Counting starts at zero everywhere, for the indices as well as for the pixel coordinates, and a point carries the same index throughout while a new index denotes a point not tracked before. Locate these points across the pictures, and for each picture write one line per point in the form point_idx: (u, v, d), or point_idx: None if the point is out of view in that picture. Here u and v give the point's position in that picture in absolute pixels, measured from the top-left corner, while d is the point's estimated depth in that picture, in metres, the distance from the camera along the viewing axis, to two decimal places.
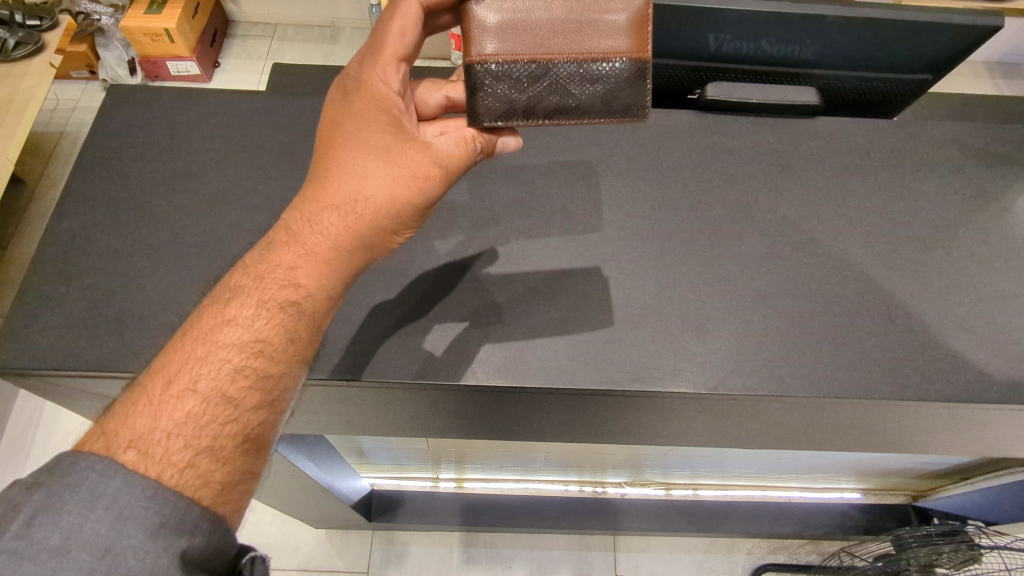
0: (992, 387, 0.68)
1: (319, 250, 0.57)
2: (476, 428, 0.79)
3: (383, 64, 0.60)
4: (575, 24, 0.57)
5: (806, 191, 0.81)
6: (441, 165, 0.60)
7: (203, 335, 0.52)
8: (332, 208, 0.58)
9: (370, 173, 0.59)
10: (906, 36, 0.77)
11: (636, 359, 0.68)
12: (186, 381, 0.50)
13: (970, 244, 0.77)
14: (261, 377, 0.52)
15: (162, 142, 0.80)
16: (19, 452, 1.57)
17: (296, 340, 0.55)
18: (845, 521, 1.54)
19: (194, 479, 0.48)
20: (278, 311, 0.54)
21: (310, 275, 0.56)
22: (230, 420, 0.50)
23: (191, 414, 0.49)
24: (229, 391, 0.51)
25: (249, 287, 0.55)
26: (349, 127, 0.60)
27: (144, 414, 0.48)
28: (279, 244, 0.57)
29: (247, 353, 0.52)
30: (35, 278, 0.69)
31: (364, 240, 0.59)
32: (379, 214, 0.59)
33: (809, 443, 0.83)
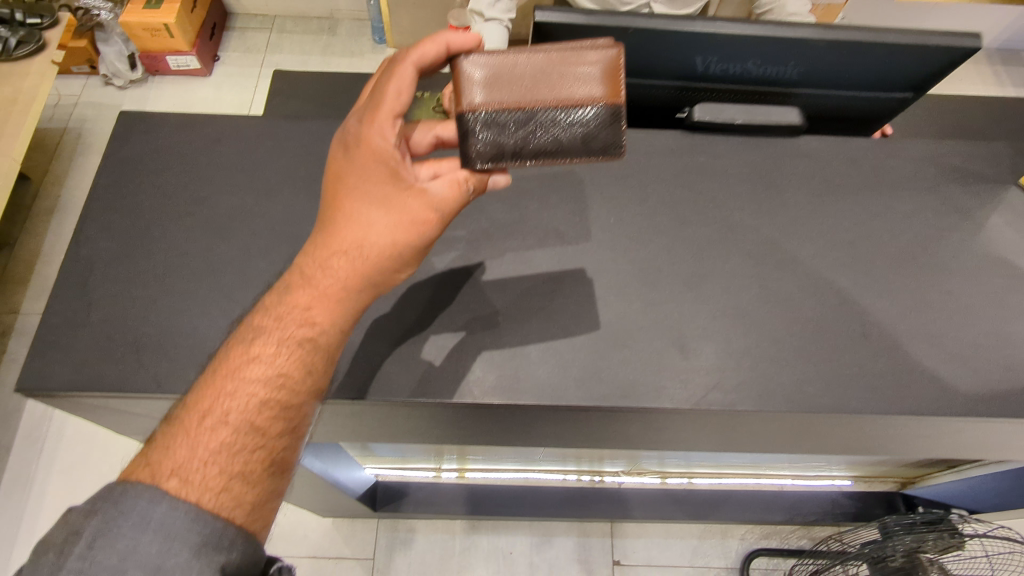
0: (958, 400, 0.73)
1: (332, 291, 0.62)
2: (476, 436, 0.84)
3: (380, 121, 0.64)
4: (556, 73, 0.63)
5: (784, 212, 0.86)
6: (442, 210, 0.65)
7: (231, 372, 0.58)
8: (341, 253, 0.64)
9: (376, 223, 0.64)
10: (888, 57, 0.79)
11: (624, 375, 0.73)
12: (218, 414, 0.56)
13: (934, 264, 0.83)
14: (284, 407, 0.58)
15: (175, 171, 0.86)
16: (36, 443, 1.68)
17: (314, 372, 0.60)
18: (835, 508, 1.59)
19: (228, 501, 0.54)
20: (297, 348, 0.60)
21: (323, 314, 0.62)
22: (259, 447, 0.57)
23: (224, 443, 0.55)
24: (256, 422, 0.57)
25: (270, 327, 0.61)
26: (355, 176, 0.65)
27: (183, 445, 0.55)
28: (295, 286, 0.63)
29: (271, 386, 0.58)
30: (64, 304, 0.75)
31: (372, 280, 0.64)
32: (385, 256, 0.64)
33: (790, 447, 0.87)
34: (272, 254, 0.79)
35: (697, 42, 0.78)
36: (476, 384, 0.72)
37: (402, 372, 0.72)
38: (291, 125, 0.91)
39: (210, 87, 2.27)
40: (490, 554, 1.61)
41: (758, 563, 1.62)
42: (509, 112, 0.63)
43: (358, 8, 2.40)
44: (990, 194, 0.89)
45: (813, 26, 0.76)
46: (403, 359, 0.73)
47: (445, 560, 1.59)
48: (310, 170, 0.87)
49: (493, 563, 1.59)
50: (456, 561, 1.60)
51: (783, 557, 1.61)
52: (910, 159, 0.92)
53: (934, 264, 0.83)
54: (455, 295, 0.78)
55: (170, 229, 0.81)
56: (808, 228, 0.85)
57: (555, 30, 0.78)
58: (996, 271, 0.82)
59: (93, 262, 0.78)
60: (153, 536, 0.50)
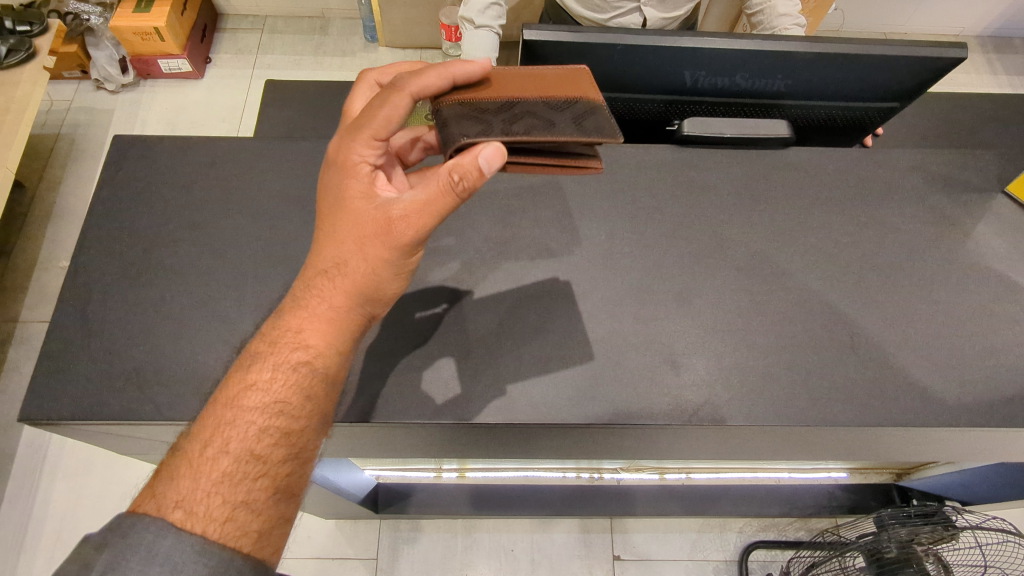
0: (941, 411, 0.75)
1: (320, 314, 0.66)
2: (472, 450, 0.86)
3: (360, 141, 0.66)
4: (533, 79, 0.66)
5: (772, 227, 0.88)
6: (412, 218, 0.65)
7: (230, 402, 0.61)
8: (322, 274, 0.67)
9: (352, 245, 0.67)
10: (876, 69, 0.79)
11: (617, 393, 0.75)
12: (219, 444, 0.58)
13: (920, 277, 0.84)
14: (284, 434, 0.60)
15: (171, 196, 0.86)
16: (38, 451, 1.69)
17: (312, 397, 0.63)
18: (831, 501, 1.60)
19: (233, 530, 0.55)
20: (292, 372, 0.63)
21: (315, 337, 0.65)
22: (261, 475, 0.58)
23: (226, 473, 0.57)
24: (257, 449, 0.59)
25: (265, 353, 0.64)
26: (338, 203, 0.68)
27: (185, 476, 0.56)
28: (287, 312, 0.66)
29: (269, 414, 0.61)
30: (64, 331, 0.76)
31: (361, 302, 0.67)
32: (372, 280, 0.67)
33: (780, 453, 0.89)
34: (268, 276, 0.80)
35: (685, 57, 0.78)
36: (472, 405, 0.73)
37: (400, 395, 0.74)
38: (285, 145, 0.92)
39: (202, 90, 2.26)
40: (491, 551, 1.63)
41: (756, 555, 1.65)
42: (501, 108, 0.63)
43: (349, 7, 2.39)
44: (973, 203, 0.91)
45: (800, 40, 0.76)
46: (399, 382, 0.74)
47: (447, 558, 1.62)
48: (304, 191, 0.88)
49: (495, 561, 1.62)
50: (459, 559, 1.62)
51: (781, 549, 1.63)
52: (895, 170, 0.93)
53: (918, 276, 0.84)
54: (449, 315, 0.79)
55: (168, 253, 0.82)
56: (795, 242, 0.87)
57: (543, 48, 0.78)
58: (978, 282, 0.84)
59: (93, 288, 0.79)
60: (160, 570, 0.50)
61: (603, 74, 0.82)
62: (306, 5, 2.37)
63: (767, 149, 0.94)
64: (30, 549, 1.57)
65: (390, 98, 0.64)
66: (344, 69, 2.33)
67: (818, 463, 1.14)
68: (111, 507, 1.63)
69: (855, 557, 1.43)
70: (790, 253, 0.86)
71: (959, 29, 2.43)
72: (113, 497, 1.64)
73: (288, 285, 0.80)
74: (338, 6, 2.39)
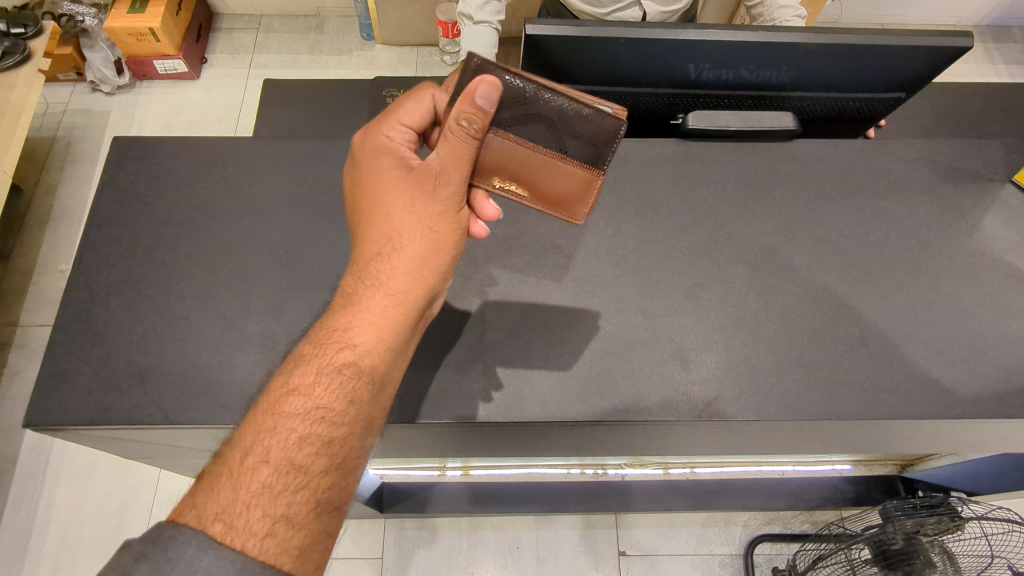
0: (952, 402, 0.74)
1: (367, 311, 0.66)
2: (481, 448, 0.86)
3: (388, 123, 0.73)
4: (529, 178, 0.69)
5: (778, 221, 0.87)
6: (447, 170, 0.66)
7: (271, 408, 0.60)
8: (368, 266, 0.68)
9: (399, 213, 0.69)
10: (882, 59, 0.78)
11: (628, 389, 0.74)
12: (259, 453, 0.57)
13: (928, 269, 0.84)
14: (326, 443, 0.59)
15: (173, 197, 0.86)
16: (41, 456, 1.68)
17: (356, 402, 0.62)
18: (836, 494, 1.59)
19: (274, 546, 0.53)
20: (336, 374, 0.62)
21: (361, 335, 0.65)
22: (301, 487, 0.57)
23: (266, 485, 0.56)
24: (297, 459, 0.58)
25: (309, 356, 0.63)
26: (381, 196, 0.70)
27: (225, 486, 0.55)
28: (333, 312, 0.66)
29: (311, 422, 0.60)
30: (68, 335, 0.75)
31: (407, 299, 0.67)
32: (414, 272, 0.68)
33: (789, 446, 0.89)
34: (273, 277, 0.80)
35: (690, 50, 0.77)
36: (482, 403, 0.73)
37: (410, 394, 0.73)
38: (286, 145, 0.91)
39: (199, 90, 2.25)
40: (497, 549, 1.63)
41: (761, 548, 1.64)
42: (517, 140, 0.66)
43: (345, 5, 2.37)
44: (981, 192, 0.90)
45: (806, 30, 0.75)
46: (408, 381, 0.74)
47: (453, 557, 1.61)
48: (307, 191, 0.87)
49: (500, 559, 1.61)
50: (464, 557, 1.62)
51: (786, 542, 1.63)
52: (902, 160, 0.93)
53: (927, 266, 0.84)
54: (455, 313, 0.79)
55: (171, 256, 0.81)
56: (803, 235, 0.86)
57: (546, 42, 0.77)
58: (987, 272, 0.84)
59: (97, 292, 0.78)
60: None
61: (607, 68, 0.81)
62: (302, 4, 2.36)
63: (772, 141, 0.93)
64: (35, 553, 1.57)
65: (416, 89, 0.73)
66: (341, 67, 2.32)
67: (824, 456, 1.14)
68: (115, 511, 1.62)
69: (861, 549, 1.42)
70: (797, 246, 0.85)
71: (957, 18, 2.42)
72: (116, 500, 1.63)
73: (294, 286, 0.79)
74: (334, 4, 2.37)
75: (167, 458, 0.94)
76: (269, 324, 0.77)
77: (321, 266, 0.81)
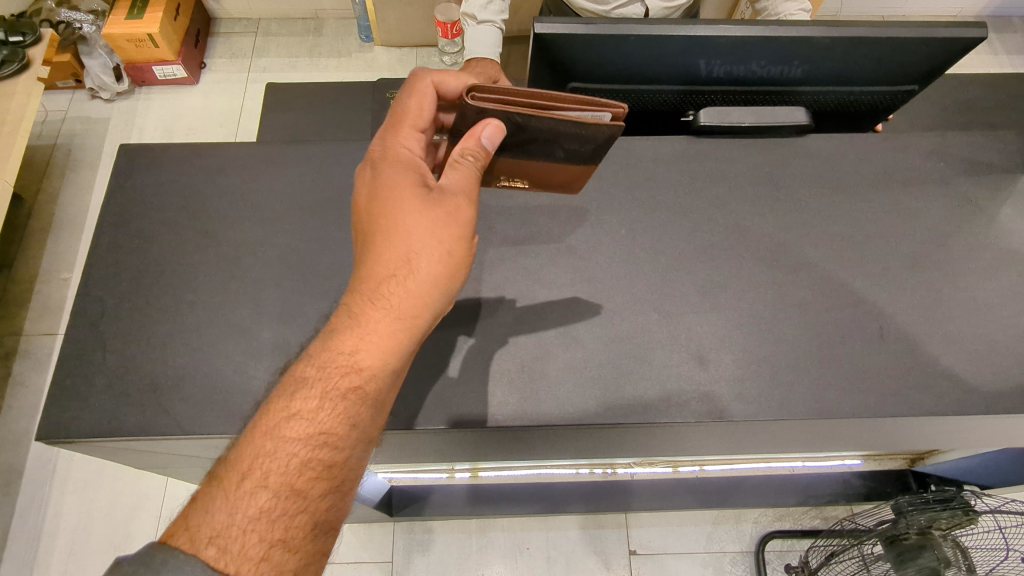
0: (974, 398, 0.74)
1: (376, 331, 0.65)
2: (496, 451, 0.85)
3: (404, 133, 0.73)
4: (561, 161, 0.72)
5: (792, 218, 0.86)
6: (469, 191, 0.70)
7: (271, 431, 0.60)
8: (390, 280, 0.67)
9: (416, 233, 0.68)
10: (895, 51, 0.77)
11: (644, 391, 0.74)
12: (258, 478, 0.58)
13: (945, 263, 0.83)
14: (326, 467, 0.60)
15: (179, 205, 0.85)
16: (48, 466, 1.68)
17: (359, 427, 0.62)
18: (847, 490, 1.58)
19: (269, 571, 0.55)
20: (340, 400, 0.62)
21: (369, 360, 0.64)
22: (300, 511, 0.58)
23: (264, 509, 0.57)
24: (297, 484, 0.58)
25: (313, 379, 0.63)
26: (397, 211, 0.69)
27: (221, 509, 0.56)
28: (342, 331, 0.65)
29: (313, 446, 0.60)
30: (77, 346, 0.74)
31: (416, 320, 0.66)
32: (424, 298, 0.67)
33: (806, 443, 0.88)
34: (283, 284, 0.79)
35: (701, 47, 0.76)
36: (496, 407, 0.73)
37: (426, 399, 0.73)
38: (293, 149, 0.90)
39: (198, 95, 2.24)
40: (507, 550, 1.62)
41: (772, 544, 1.64)
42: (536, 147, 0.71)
43: (343, 6, 2.36)
44: (996, 185, 0.89)
45: (818, 24, 0.75)
46: (423, 387, 0.74)
47: (462, 559, 1.61)
48: (315, 195, 0.86)
49: (510, 560, 1.61)
50: (474, 559, 1.61)
51: (797, 538, 1.62)
52: (915, 154, 0.92)
53: (943, 261, 0.83)
54: (469, 315, 0.78)
55: (180, 264, 0.80)
56: (817, 230, 0.85)
57: (555, 40, 0.76)
58: (1004, 266, 0.83)
59: (106, 303, 0.77)
60: None
61: (616, 65, 0.80)
62: (300, 6, 2.35)
63: (783, 137, 0.92)
64: (44, 564, 1.56)
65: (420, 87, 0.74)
66: (340, 70, 2.31)
67: (837, 453, 1.13)
68: (123, 519, 1.61)
69: (873, 543, 1.41)
70: (812, 242, 0.84)
71: (958, 9, 2.40)
72: (125, 508, 1.63)
73: (304, 293, 0.78)
74: (331, 6, 2.36)
75: (178, 468, 0.93)
76: (281, 331, 0.76)
77: (332, 272, 0.80)
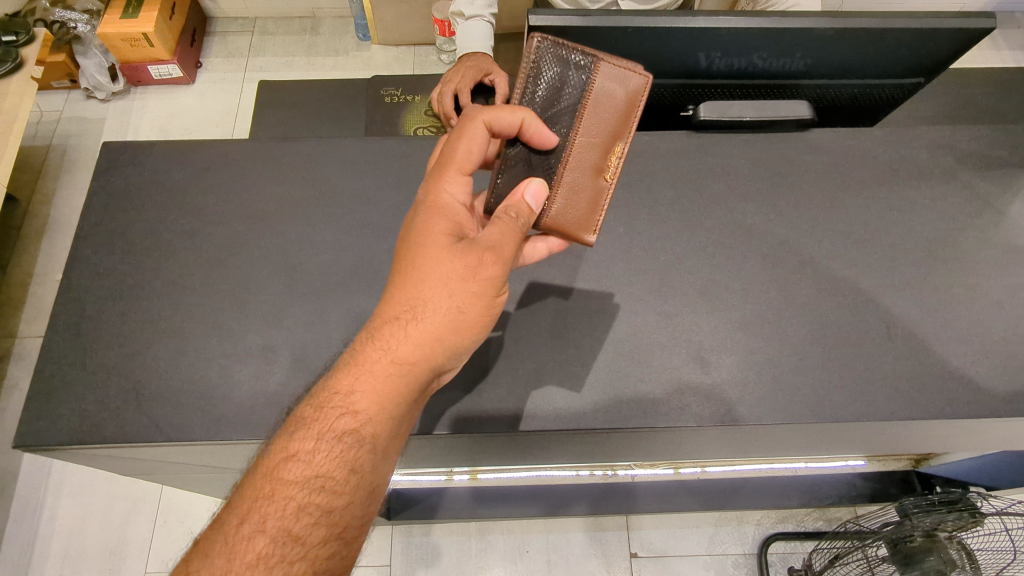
0: (985, 399, 0.71)
1: (374, 370, 0.63)
2: (492, 454, 0.83)
3: (449, 177, 0.69)
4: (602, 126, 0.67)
5: (795, 214, 0.84)
6: (501, 248, 0.66)
7: (269, 472, 0.60)
8: (392, 320, 0.65)
9: (425, 276, 0.66)
10: (901, 43, 0.75)
11: (644, 394, 0.71)
12: (255, 522, 0.58)
13: (953, 260, 0.81)
14: (324, 512, 0.60)
15: (164, 203, 0.83)
16: (41, 469, 1.65)
17: (357, 470, 0.61)
18: (851, 492, 1.55)
19: None
20: (336, 441, 0.61)
21: (364, 401, 0.62)
22: (298, 558, 0.58)
23: (260, 556, 0.57)
24: (294, 530, 0.58)
25: (311, 419, 0.62)
26: (409, 254, 0.67)
27: (219, 556, 0.57)
28: (340, 369, 0.64)
29: (310, 489, 0.60)
30: (55, 350, 0.72)
31: (419, 361, 0.64)
32: (429, 339, 0.65)
33: (810, 445, 0.86)
34: (271, 285, 0.77)
35: (700, 38, 0.74)
36: (490, 410, 0.71)
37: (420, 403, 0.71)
38: (281, 146, 0.87)
39: (195, 94, 2.22)
40: (507, 552, 1.59)
41: (776, 546, 1.61)
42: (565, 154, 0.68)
43: (339, 4, 2.33)
44: (1005, 179, 0.87)
45: (821, 15, 0.72)
46: None
47: (461, 563, 1.58)
48: (304, 193, 0.84)
49: (510, 563, 1.58)
50: (473, 562, 1.58)
51: (801, 540, 1.60)
52: (922, 148, 0.89)
53: (953, 259, 0.81)
54: None
55: (163, 265, 0.78)
56: (820, 227, 0.83)
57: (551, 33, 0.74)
58: (1015, 264, 0.81)
59: (87, 305, 0.75)
60: None
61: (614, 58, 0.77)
62: (296, 6, 2.32)
63: (786, 131, 0.90)
64: (38, 569, 1.54)
65: (472, 129, 0.67)
66: (337, 69, 2.28)
67: (842, 455, 1.10)
68: (118, 522, 1.59)
69: (878, 546, 1.38)
70: (816, 240, 0.82)
71: (961, 4, 2.37)
72: (120, 511, 1.60)
73: (293, 294, 0.76)
74: (328, 5, 2.33)
75: (167, 475, 0.90)
76: (269, 334, 0.73)
77: (322, 273, 0.78)
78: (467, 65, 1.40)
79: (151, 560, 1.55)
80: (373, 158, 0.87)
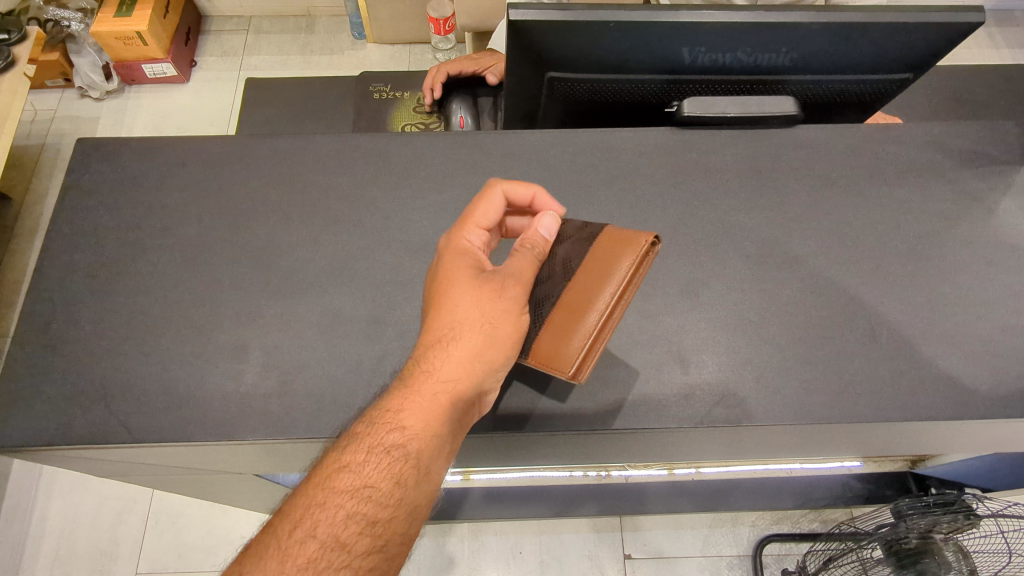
0: (972, 400, 0.70)
1: (421, 392, 0.63)
2: (472, 455, 0.82)
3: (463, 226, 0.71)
4: (573, 315, 0.62)
5: (781, 212, 0.83)
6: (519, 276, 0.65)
7: (323, 482, 0.61)
8: (435, 345, 0.66)
9: (465, 304, 0.66)
10: (888, 37, 0.73)
11: (624, 396, 0.70)
12: (308, 527, 0.59)
13: (941, 259, 0.79)
14: (370, 523, 0.60)
15: (138, 202, 0.81)
16: (33, 469, 1.64)
17: (402, 484, 0.61)
18: (846, 492, 1.53)
19: None
20: (385, 454, 0.62)
21: (412, 418, 0.63)
22: (344, 567, 0.58)
23: (310, 560, 0.57)
24: (342, 537, 0.59)
25: (362, 434, 0.63)
26: (447, 283, 0.68)
27: (272, 559, 0.57)
28: (393, 388, 0.65)
29: (359, 499, 0.61)
30: (24, 349, 0.71)
31: (460, 387, 0.64)
32: (465, 363, 0.64)
33: (797, 446, 0.84)
34: (246, 285, 0.75)
35: (684, 33, 0.72)
36: None
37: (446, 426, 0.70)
38: (258, 143, 0.86)
39: (189, 93, 2.21)
40: (500, 554, 1.58)
41: (771, 548, 1.59)
42: (576, 263, 0.65)
43: (334, 3, 2.33)
44: (994, 176, 0.85)
45: (806, 9, 0.71)
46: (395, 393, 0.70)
47: (454, 563, 1.57)
48: (281, 191, 0.82)
49: (503, 564, 1.57)
50: (466, 563, 1.57)
51: (795, 542, 1.57)
52: (911, 145, 0.88)
53: (941, 258, 0.79)
54: None
55: (136, 265, 0.77)
56: (806, 226, 0.82)
57: (531, 27, 0.72)
58: (1005, 262, 0.79)
59: (57, 305, 0.74)
60: None
61: (597, 53, 0.76)
62: (291, 4, 2.31)
63: (773, 128, 0.88)
64: (29, 569, 1.53)
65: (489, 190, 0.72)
66: (331, 68, 2.27)
67: (836, 456, 1.08)
68: (109, 523, 1.58)
69: (873, 547, 1.35)
70: (802, 238, 0.81)
71: None
72: (111, 513, 1.59)
73: (267, 294, 0.75)
74: (323, 4, 2.33)
75: (146, 476, 0.89)
76: (242, 334, 0.72)
77: (296, 272, 0.76)
78: (472, 56, 1.46)
79: (142, 559, 1.54)
80: (350, 155, 0.85)
